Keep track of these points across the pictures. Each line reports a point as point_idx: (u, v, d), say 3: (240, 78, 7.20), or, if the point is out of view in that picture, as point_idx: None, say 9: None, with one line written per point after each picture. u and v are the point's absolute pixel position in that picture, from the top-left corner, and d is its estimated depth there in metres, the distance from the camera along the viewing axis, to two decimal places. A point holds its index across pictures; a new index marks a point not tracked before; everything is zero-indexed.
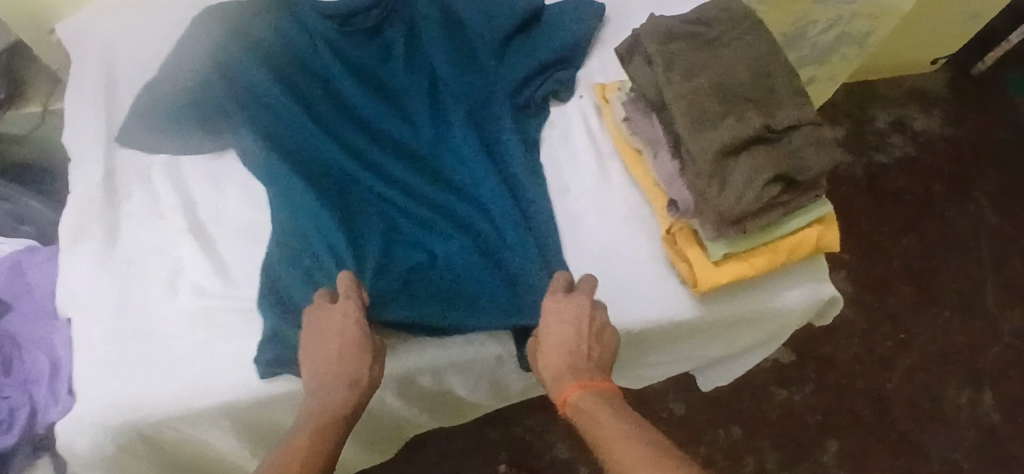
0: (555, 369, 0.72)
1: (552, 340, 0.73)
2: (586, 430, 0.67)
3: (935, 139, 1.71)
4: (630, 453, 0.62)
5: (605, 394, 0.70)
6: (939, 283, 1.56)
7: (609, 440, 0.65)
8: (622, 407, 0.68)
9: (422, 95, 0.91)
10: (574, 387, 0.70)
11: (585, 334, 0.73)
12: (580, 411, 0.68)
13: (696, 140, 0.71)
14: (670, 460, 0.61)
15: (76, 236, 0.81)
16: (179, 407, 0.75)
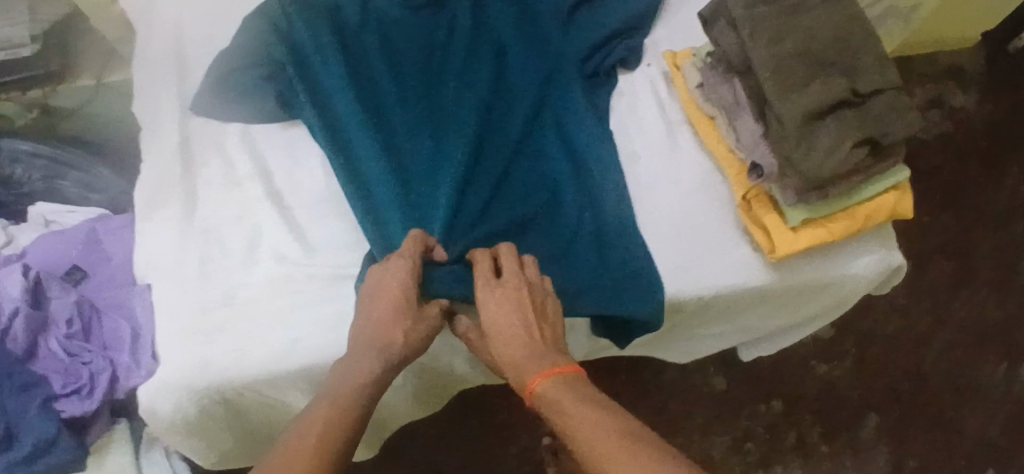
0: (517, 358, 0.70)
1: (495, 322, 0.71)
2: (558, 420, 0.65)
3: (970, 117, 1.61)
4: (604, 440, 0.61)
5: (571, 379, 0.68)
6: (976, 256, 1.47)
7: (580, 429, 0.63)
8: (590, 393, 0.66)
9: (487, 67, 0.90)
10: (540, 376, 0.68)
11: (529, 314, 0.71)
12: (551, 402, 0.66)
13: (785, 104, 0.72)
14: (637, 445, 0.60)
15: (154, 203, 0.83)
16: (265, 371, 0.76)
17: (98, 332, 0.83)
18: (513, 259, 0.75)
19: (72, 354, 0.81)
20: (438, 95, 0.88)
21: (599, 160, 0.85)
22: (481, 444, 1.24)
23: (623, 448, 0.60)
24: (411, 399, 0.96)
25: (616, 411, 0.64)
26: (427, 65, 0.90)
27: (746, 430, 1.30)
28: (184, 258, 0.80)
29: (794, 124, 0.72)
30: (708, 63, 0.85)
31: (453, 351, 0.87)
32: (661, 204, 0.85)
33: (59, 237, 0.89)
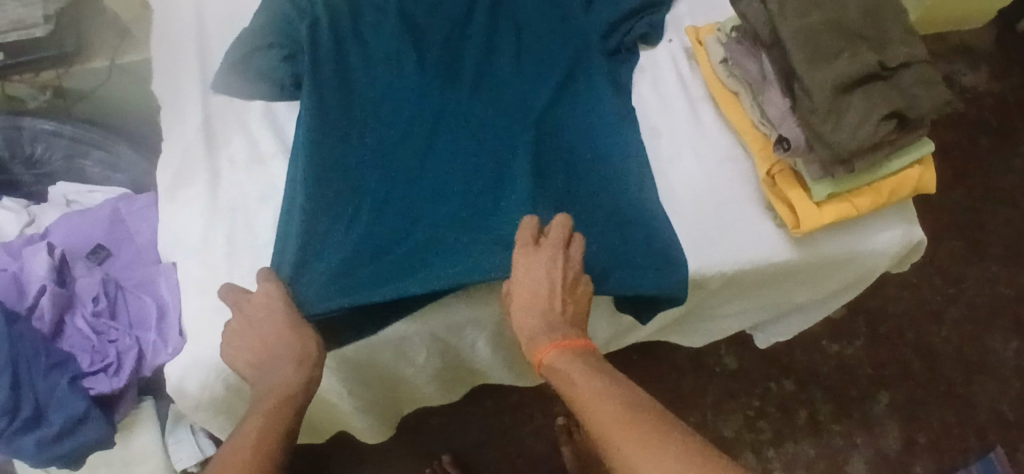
0: (531, 329, 0.71)
1: (518, 289, 0.72)
2: (565, 393, 0.67)
3: (983, 96, 1.60)
4: (603, 411, 0.62)
5: (578, 352, 0.69)
6: (987, 235, 1.47)
7: (581, 398, 0.65)
8: (595, 368, 0.67)
9: (503, 87, 0.87)
10: (548, 349, 0.69)
11: (556, 287, 0.71)
12: (557, 375, 0.68)
13: (813, 76, 0.72)
14: (638, 412, 0.61)
15: (179, 182, 0.84)
16: None
17: (124, 310, 0.83)
18: (560, 236, 0.72)
19: (98, 332, 0.81)
20: (438, 106, 0.85)
21: (613, 160, 0.84)
22: (496, 422, 1.26)
23: (623, 420, 0.61)
24: (435, 376, 0.98)
25: (622, 382, 0.66)
26: (448, 61, 0.88)
27: (757, 408, 1.31)
28: (211, 237, 0.81)
29: (825, 96, 0.72)
30: (732, 38, 0.84)
31: (480, 329, 0.87)
32: (684, 180, 0.86)
33: (82, 217, 0.89)
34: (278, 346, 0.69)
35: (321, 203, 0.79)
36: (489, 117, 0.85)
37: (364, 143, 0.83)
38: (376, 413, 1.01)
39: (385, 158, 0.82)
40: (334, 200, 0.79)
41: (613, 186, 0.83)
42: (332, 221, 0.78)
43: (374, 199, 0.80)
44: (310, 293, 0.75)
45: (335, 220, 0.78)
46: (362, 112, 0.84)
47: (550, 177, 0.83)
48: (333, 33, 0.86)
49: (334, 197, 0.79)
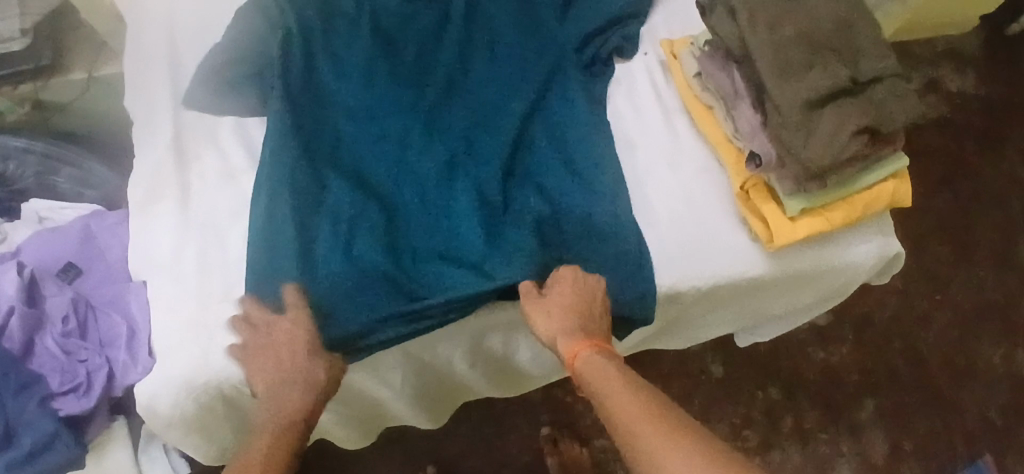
0: (566, 328, 0.74)
1: (550, 297, 0.76)
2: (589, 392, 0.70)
3: (970, 99, 1.58)
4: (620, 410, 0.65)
5: (613, 355, 0.72)
6: (974, 240, 1.46)
7: (612, 387, 0.67)
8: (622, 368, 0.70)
9: (464, 112, 0.87)
10: (582, 348, 0.72)
11: (595, 303, 0.76)
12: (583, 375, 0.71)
13: (783, 92, 0.72)
14: (669, 409, 0.63)
15: (150, 200, 0.83)
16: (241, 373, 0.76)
17: (94, 329, 0.82)
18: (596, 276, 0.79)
19: (68, 352, 0.80)
20: (395, 139, 0.84)
21: (578, 176, 0.84)
22: (480, 432, 1.24)
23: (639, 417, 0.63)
24: (417, 399, 0.96)
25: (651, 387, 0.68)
26: (417, 74, 0.88)
27: (743, 416, 1.30)
28: (181, 255, 0.80)
29: (794, 112, 0.72)
30: (705, 52, 0.84)
31: (455, 345, 0.87)
32: (660, 193, 0.85)
33: (52, 235, 0.89)
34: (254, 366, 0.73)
35: (280, 247, 0.78)
36: (450, 146, 0.84)
37: (320, 166, 0.83)
38: (358, 426, 1.00)
39: (347, 194, 0.81)
40: (292, 240, 0.77)
41: (582, 201, 0.83)
42: (294, 263, 0.77)
43: (336, 237, 0.79)
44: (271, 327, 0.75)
45: (294, 261, 0.77)
46: (318, 133, 0.84)
47: (513, 199, 0.83)
48: (305, 49, 0.87)
49: (291, 236, 0.78)
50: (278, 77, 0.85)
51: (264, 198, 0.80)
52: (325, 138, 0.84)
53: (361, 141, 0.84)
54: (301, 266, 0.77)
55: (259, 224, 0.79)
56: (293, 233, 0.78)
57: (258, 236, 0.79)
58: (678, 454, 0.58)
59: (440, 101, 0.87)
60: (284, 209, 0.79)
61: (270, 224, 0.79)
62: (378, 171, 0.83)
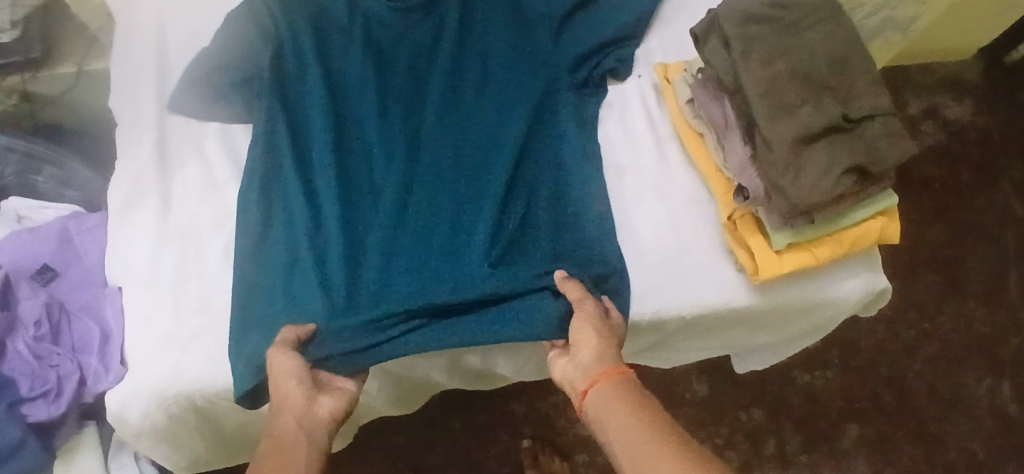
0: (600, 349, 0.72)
1: (613, 330, 0.75)
2: (598, 431, 0.67)
3: (967, 129, 1.57)
4: (645, 457, 0.62)
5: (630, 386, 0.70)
6: (965, 270, 1.44)
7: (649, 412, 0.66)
8: (648, 399, 0.68)
9: (455, 132, 0.85)
10: (611, 372, 0.69)
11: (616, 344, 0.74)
12: (597, 408, 0.68)
13: (774, 128, 0.72)
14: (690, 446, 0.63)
15: (130, 206, 0.82)
16: (212, 386, 0.75)
17: (68, 335, 0.81)
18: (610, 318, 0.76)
19: (39, 357, 0.79)
20: (384, 159, 0.82)
21: (570, 209, 0.83)
22: (462, 443, 1.22)
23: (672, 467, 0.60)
24: (394, 403, 0.94)
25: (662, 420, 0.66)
26: (410, 85, 0.87)
27: (726, 437, 1.29)
28: (159, 263, 0.79)
29: (784, 149, 0.71)
30: (699, 80, 0.83)
31: (433, 363, 0.85)
32: (647, 221, 0.84)
33: (29, 236, 0.87)
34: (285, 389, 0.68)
35: (270, 276, 0.78)
36: (441, 170, 0.83)
37: (307, 172, 0.82)
38: (346, 429, 0.98)
39: (333, 214, 0.79)
40: (282, 269, 0.78)
41: (577, 238, 0.82)
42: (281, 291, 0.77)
43: (322, 262, 0.77)
44: (245, 334, 0.75)
45: (283, 291, 0.77)
46: (307, 139, 0.83)
47: (508, 221, 0.81)
48: (294, 59, 0.86)
49: (281, 265, 0.78)
50: (267, 84, 0.84)
51: (252, 221, 0.79)
52: (319, 149, 0.82)
53: (352, 150, 0.84)
54: (284, 279, 0.78)
55: (248, 248, 0.78)
56: (283, 262, 0.78)
57: (248, 260, 0.78)
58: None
59: (436, 114, 0.85)
60: (278, 238, 0.79)
61: (262, 251, 0.79)
62: (365, 183, 0.82)
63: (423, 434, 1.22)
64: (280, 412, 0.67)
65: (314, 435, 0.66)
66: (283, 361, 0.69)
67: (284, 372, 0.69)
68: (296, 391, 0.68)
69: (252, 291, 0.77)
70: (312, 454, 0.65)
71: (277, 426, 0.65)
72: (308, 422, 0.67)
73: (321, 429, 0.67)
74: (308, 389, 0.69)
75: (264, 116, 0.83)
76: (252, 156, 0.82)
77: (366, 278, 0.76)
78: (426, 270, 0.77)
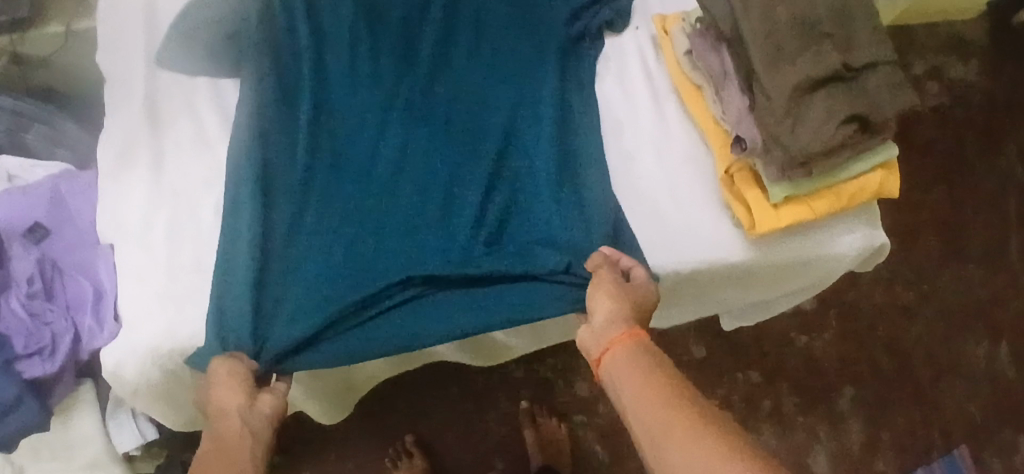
0: (610, 312, 0.72)
1: (623, 285, 0.74)
2: (614, 399, 0.68)
3: (971, 90, 1.54)
4: (653, 420, 0.62)
5: (647, 345, 0.69)
6: (965, 233, 1.43)
7: (657, 377, 0.65)
8: (662, 361, 0.67)
9: (447, 94, 0.84)
10: (622, 336, 0.69)
11: (628, 304, 0.72)
12: (610, 374, 0.68)
13: (772, 77, 0.71)
14: (691, 408, 0.61)
15: (120, 163, 0.81)
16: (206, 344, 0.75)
17: (61, 292, 0.80)
18: (611, 276, 0.74)
19: (33, 314, 0.78)
20: (369, 141, 0.81)
21: (581, 187, 0.81)
22: (460, 405, 1.23)
23: (680, 430, 0.59)
24: (394, 366, 0.93)
25: (670, 380, 0.65)
26: (402, 41, 0.85)
27: (723, 398, 1.29)
28: (151, 222, 0.78)
29: (783, 98, 0.70)
30: (697, 29, 0.81)
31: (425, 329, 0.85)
32: (643, 175, 0.83)
33: (20, 197, 0.84)
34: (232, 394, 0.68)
35: (240, 249, 0.75)
36: (429, 158, 0.81)
37: (293, 136, 0.81)
38: (324, 390, 0.91)
39: (319, 192, 0.79)
40: (251, 244, 0.74)
41: (576, 204, 0.80)
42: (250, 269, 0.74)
43: (303, 242, 0.77)
44: (227, 304, 0.73)
45: (262, 260, 0.75)
46: (292, 99, 0.82)
47: (502, 188, 0.81)
48: (285, 12, 0.84)
49: (248, 238, 0.75)
50: (257, 40, 0.82)
51: (230, 191, 0.77)
52: (304, 128, 0.80)
53: (338, 114, 0.82)
54: (263, 244, 0.76)
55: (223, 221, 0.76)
56: (253, 232, 0.75)
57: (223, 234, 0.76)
58: (695, 448, 0.57)
59: (426, 75, 0.84)
60: (245, 206, 0.76)
61: (234, 220, 0.76)
62: (353, 148, 0.81)
63: (423, 400, 1.23)
64: (221, 413, 0.67)
65: (258, 432, 0.67)
66: (221, 368, 0.69)
67: (223, 380, 0.68)
68: (233, 392, 0.68)
69: (226, 257, 0.75)
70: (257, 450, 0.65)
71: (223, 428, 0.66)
72: (252, 420, 0.67)
73: (263, 423, 0.68)
74: (249, 389, 0.69)
75: (252, 75, 0.81)
76: (239, 125, 0.79)
77: (355, 251, 0.76)
78: (417, 240, 0.78)
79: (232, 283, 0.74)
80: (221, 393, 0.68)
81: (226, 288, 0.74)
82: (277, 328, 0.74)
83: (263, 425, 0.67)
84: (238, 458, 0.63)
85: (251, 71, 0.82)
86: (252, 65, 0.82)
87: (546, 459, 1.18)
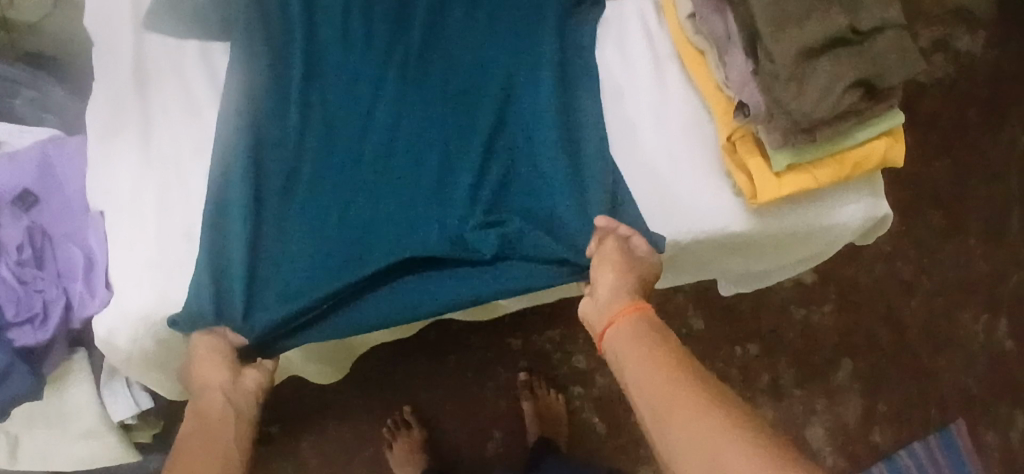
0: (613, 285, 0.72)
1: (625, 255, 0.73)
2: (616, 370, 0.68)
3: (976, 63, 1.47)
4: (657, 395, 0.61)
5: (652, 319, 0.69)
6: (968, 207, 1.41)
7: (661, 351, 0.65)
8: (665, 334, 0.67)
9: (443, 59, 0.82)
10: (626, 309, 0.70)
11: (630, 277, 0.73)
12: (613, 346, 0.69)
13: (778, 39, 0.68)
14: (697, 383, 0.60)
15: (107, 129, 0.79)
16: None
17: (52, 260, 0.79)
18: (616, 248, 0.73)
19: (24, 282, 0.77)
20: (362, 109, 0.79)
21: (580, 156, 0.80)
22: (458, 376, 1.23)
23: (682, 398, 0.59)
24: (392, 332, 0.93)
25: (675, 354, 0.64)
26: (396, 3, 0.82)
27: (720, 371, 1.29)
28: (141, 188, 0.77)
29: (787, 62, 0.68)
30: None
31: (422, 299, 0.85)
32: (644, 142, 0.82)
33: (8, 163, 0.83)
34: (216, 370, 0.70)
35: (231, 226, 0.74)
36: (423, 128, 0.79)
37: (284, 102, 0.79)
38: (322, 354, 0.90)
39: (312, 161, 0.77)
40: (242, 220, 0.74)
41: (574, 174, 0.79)
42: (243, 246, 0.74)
43: (296, 213, 0.76)
44: (219, 275, 0.73)
45: (254, 231, 0.74)
46: (283, 62, 0.79)
47: (499, 157, 0.79)
48: None
49: (239, 213, 0.74)
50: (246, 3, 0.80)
51: (218, 164, 0.75)
52: (295, 99, 0.78)
53: (331, 80, 0.80)
54: (254, 215, 0.75)
55: (210, 195, 0.75)
56: (243, 203, 0.74)
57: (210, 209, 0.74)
58: (701, 423, 0.56)
59: (421, 38, 0.81)
60: (235, 181, 0.75)
61: (224, 195, 0.75)
62: (346, 115, 0.79)
63: (421, 371, 1.22)
64: (205, 387, 0.69)
65: (241, 407, 0.70)
66: (202, 343, 0.71)
67: (205, 355, 0.70)
68: (215, 367, 0.70)
69: (215, 228, 0.74)
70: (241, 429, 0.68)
71: (202, 406, 0.68)
72: (235, 396, 0.70)
73: (245, 398, 0.71)
74: (233, 365, 0.71)
75: (242, 38, 0.79)
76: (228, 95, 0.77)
77: (349, 222, 0.76)
78: (411, 211, 0.77)
79: (223, 254, 0.73)
80: (204, 368, 0.70)
81: (218, 259, 0.73)
82: (271, 300, 0.74)
83: (244, 400, 0.70)
84: (219, 433, 0.66)
85: (241, 35, 0.79)
86: (241, 31, 0.79)
87: (542, 430, 1.18)
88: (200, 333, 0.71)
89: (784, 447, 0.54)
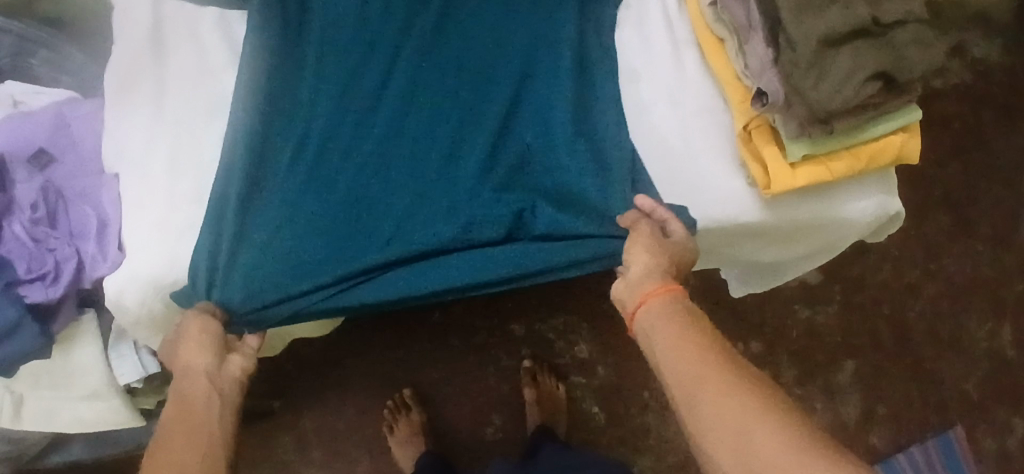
0: (642, 267, 0.71)
1: (651, 235, 0.73)
2: (646, 349, 0.68)
3: (994, 67, 1.45)
4: (686, 374, 0.61)
5: (684, 301, 0.69)
6: (977, 211, 1.40)
7: (692, 331, 0.65)
8: (697, 316, 0.67)
9: (458, 39, 0.81)
10: (658, 289, 0.69)
11: (662, 259, 0.72)
12: (644, 325, 0.68)
13: (798, 27, 0.69)
14: (727, 364, 0.61)
15: (124, 92, 0.79)
16: None
17: (65, 219, 0.79)
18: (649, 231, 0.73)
19: (36, 239, 0.77)
20: (373, 86, 0.79)
21: (595, 140, 0.80)
22: (460, 359, 1.23)
23: (711, 382, 0.59)
24: None
25: (707, 335, 0.65)
26: None
27: None
28: (152, 153, 0.77)
29: (807, 50, 0.68)
30: None
31: None
32: (658, 126, 0.82)
33: (24, 120, 0.83)
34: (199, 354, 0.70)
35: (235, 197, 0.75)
36: (433, 107, 0.79)
37: (296, 78, 0.79)
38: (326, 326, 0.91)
39: (322, 135, 0.77)
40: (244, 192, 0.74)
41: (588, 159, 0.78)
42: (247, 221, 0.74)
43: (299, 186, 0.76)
44: (220, 246, 0.73)
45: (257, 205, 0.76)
46: (298, 39, 0.80)
47: (510, 139, 0.79)
48: None
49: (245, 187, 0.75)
50: None
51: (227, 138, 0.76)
52: (309, 74, 0.79)
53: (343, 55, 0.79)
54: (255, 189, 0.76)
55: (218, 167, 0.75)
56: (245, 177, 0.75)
57: (217, 185, 0.75)
58: (733, 404, 0.57)
59: (438, 16, 0.81)
60: (242, 156, 0.75)
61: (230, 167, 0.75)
62: (359, 91, 0.79)
63: (423, 352, 1.23)
64: (188, 371, 0.70)
65: (227, 394, 0.71)
66: (193, 325, 0.71)
67: (192, 338, 0.71)
68: (199, 350, 0.70)
69: (220, 199, 0.74)
70: (225, 414, 0.68)
71: (189, 386, 0.69)
72: (219, 381, 0.71)
73: (231, 383, 0.72)
74: (216, 348, 0.72)
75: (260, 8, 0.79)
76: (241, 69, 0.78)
77: (353, 199, 0.76)
78: (416, 191, 0.77)
79: (224, 225, 0.74)
80: (188, 349, 0.70)
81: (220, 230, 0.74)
82: (270, 273, 0.74)
83: (225, 383, 0.71)
84: (201, 421, 0.66)
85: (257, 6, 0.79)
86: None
87: (542, 416, 1.18)
88: (191, 315, 0.72)
89: (812, 434, 0.55)
